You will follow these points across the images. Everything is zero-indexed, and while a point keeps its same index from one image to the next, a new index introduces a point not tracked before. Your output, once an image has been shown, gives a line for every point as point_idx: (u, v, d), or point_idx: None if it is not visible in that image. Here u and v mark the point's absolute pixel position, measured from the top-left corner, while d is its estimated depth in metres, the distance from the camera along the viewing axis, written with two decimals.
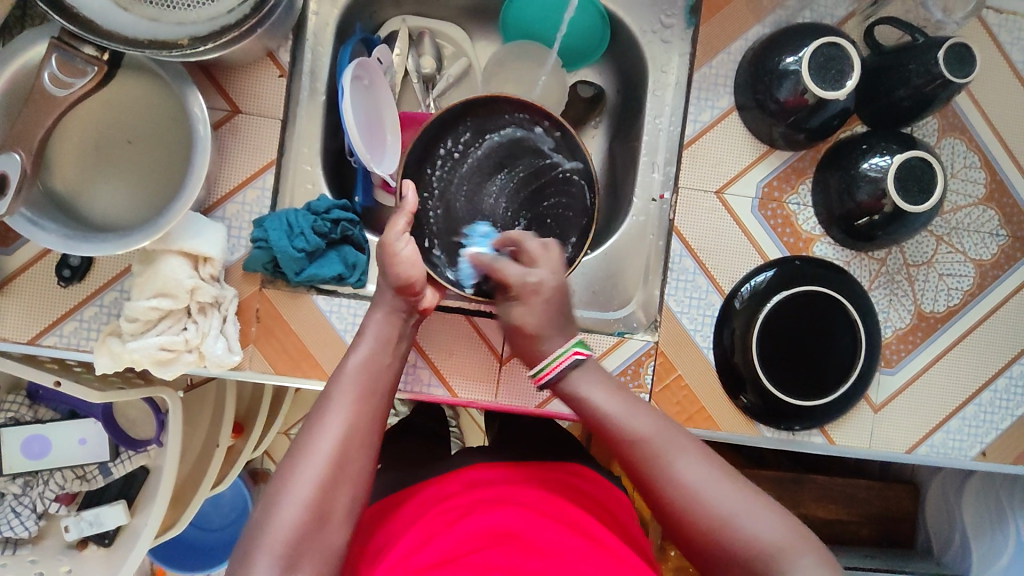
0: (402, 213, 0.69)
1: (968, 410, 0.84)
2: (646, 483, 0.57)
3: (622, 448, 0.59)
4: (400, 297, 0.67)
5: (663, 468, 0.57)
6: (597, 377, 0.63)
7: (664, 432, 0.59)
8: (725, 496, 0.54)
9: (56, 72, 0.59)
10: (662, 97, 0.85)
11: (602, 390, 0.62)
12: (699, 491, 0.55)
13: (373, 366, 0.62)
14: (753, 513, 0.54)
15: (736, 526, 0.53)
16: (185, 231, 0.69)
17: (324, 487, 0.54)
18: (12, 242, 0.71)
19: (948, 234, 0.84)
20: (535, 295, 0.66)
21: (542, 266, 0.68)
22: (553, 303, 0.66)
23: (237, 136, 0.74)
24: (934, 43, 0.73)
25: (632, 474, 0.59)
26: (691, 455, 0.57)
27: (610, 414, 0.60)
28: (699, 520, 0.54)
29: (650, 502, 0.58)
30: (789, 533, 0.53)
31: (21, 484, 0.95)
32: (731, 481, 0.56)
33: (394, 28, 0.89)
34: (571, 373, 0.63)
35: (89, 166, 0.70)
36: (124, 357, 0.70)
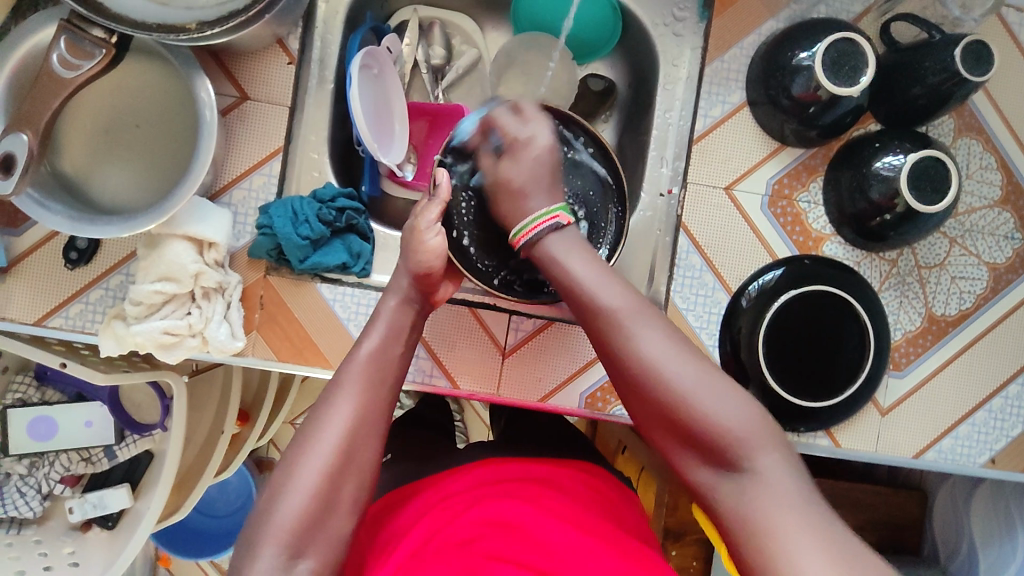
0: (436, 202, 0.68)
1: (978, 416, 0.83)
2: (611, 349, 0.57)
3: (593, 312, 0.58)
4: (416, 285, 0.67)
5: (631, 339, 0.56)
6: (575, 245, 0.62)
7: (637, 307, 0.57)
8: (691, 378, 0.54)
9: (64, 54, 0.59)
10: (672, 91, 0.84)
11: (580, 258, 0.61)
12: (664, 364, 0.55)
13: (385, 358, 0.61)
14: (717, 397, 0.53)
15: (698, 405, 0.53)
16: (190, 215, 0.69)
17: (330, 477, 0.54)
18: (21, 223, 0.72)
19: (961, 236, 0.83)
20: (526, 149, 0.66)
21: (530, 150, 0.66)
22: (543, 163, 0.66)
23: (245, 122, 0.74)
24: (952, 40, 0.71)
25: (598, 339, 0.59)
26: (663, 333, 0.56)
27: (584, 281, 0.59)
28: (660, 390, 0.54)
29: (615, 373, 0.58)
30: (752, 422, 0.53)
31: (26, 465, 0.96)
32: (701, 365, 0.55)
33: (405, 18, 0.88)
34: (549, 236, 0.62)
35: (97, 150, 0.71)
36: (127, 341, 0.70)
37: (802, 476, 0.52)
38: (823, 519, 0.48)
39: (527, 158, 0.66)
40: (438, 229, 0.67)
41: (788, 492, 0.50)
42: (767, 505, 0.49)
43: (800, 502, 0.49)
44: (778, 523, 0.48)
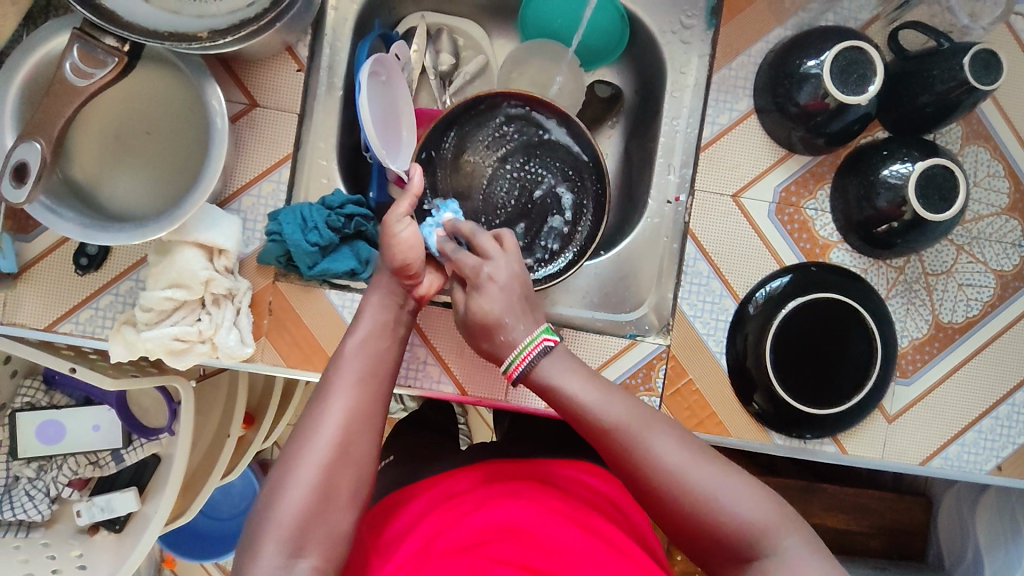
0: (407, 196, 0.68)
1: (985, 424, 0.83)
2: (623, 465, 0.56)
3: (599, 434, 0.56)
4: (397, 280, 0.66)
5: (642, 452, 0.54)
6: (568, 363, 0.59)
7: (642, 417, 0.56)
8: (708, 478, 0.53)
9: (77, 62, 0.60)
10: (680, 99, 0.84)
11: (575, 379, 0.58)
12: (679, 473, 0.53)
13: (375, 352, 0.62)
14: (736, 493, 0.52)
15: (719, 507, 0.52)
16: (200, 223, 0.69)
17: (326, 470, 0.53)
18: (31, 229, 0.72)
19: (968, 244, 0.83)
20: (488, 284, 0.61)
21: (494, 280, 0.61)
22: (513, 290, 0.61)
23: (254, 129, 0.75)
24: (960, 48, 0.71)
25: (609, 457, 0.57)
26: (671, 438, 0.55)
27: (584, 401, 0.57)
28: (679, 502, 0.53)
29: (631, 487, 0.56)
30: (772, 512, 0.52)
31: (35, 469, 0.97)
32: (713, 464, 0.54)
33: (412, 24, 0.89)
34: (541, 361, 0.59)
35: (108, 157, 0.71)
36: (138, 346, 0.70)
37: (829, 555, 0.51)
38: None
39: (493, 290, 0.61)
40: (409, 220, 0.66)
41: None
42: None
43: None
44: None
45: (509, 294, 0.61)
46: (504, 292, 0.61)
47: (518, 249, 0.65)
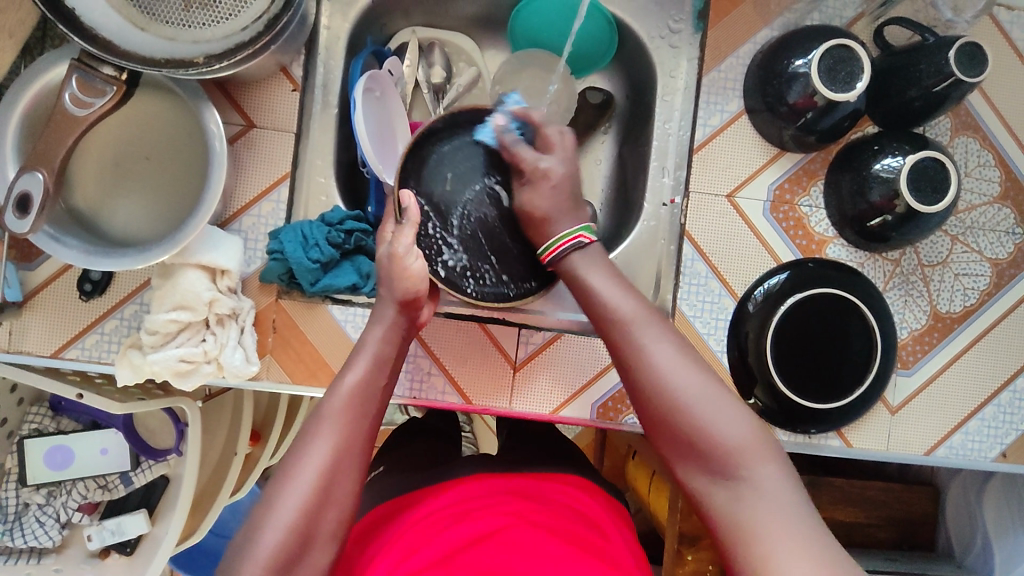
0: (409, 225, 0.67)
1: (987, 411, 0.83)
2: (623, 361, 0.59)
3: (609, 324, 0.61)
4: (402, 312, 0.65)
5: (643, 349, 0.58)
6: (598, 262, 0.65)
7: (654, 321, 0.60)
8: (697, 388, 0.56)
9: (75, 92, 0.61)
10: (671, 102, 0.85)
11: (600, 274, 0.64)
12: (672, 375, 0.57)
13: (368, 390, 0.59)
14: (720, 408, 0.55)
15: (702, 416, 0.55)
16: (202, 244, 0.70)
17: (308, 512, 0.52)
18: (34, 257, 0.73)
19: (962, 234, 0.83)
20: (546, 179, 0.69)
21: (550, 180, 0.69)
22: (571, 178, 0.70)
23: (252, 150, 0.75)
24: (944, 42, 0.73)
25: (614, 353, 0.61)
26: (672, 346, 0.58)
27: (605, 295, 0.62)
28: (670, 403, 0.56)
29: (626, 386, 0.60)
30: (750, 433, 0.54)
31: (44, 495, 0.97)
32: (708, 375, 0.57)
33: (404, 40, 0.89)
34: (573, 254, 0.66)
35: (109, 183, 0.72)
36: (144, 369, 0.71)
37: (796, 482, 0.54)
38: (815, 527, 0.49)
39: (548, 182, 0.69)
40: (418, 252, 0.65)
41: (783, 504, 0.51)
42: (762, 516, 0.50)
43: (794, 515, 0.50)
44: (770, 534, 0.49)
45: (557, 191, 0.69)
46: (554, 189, 0.69)
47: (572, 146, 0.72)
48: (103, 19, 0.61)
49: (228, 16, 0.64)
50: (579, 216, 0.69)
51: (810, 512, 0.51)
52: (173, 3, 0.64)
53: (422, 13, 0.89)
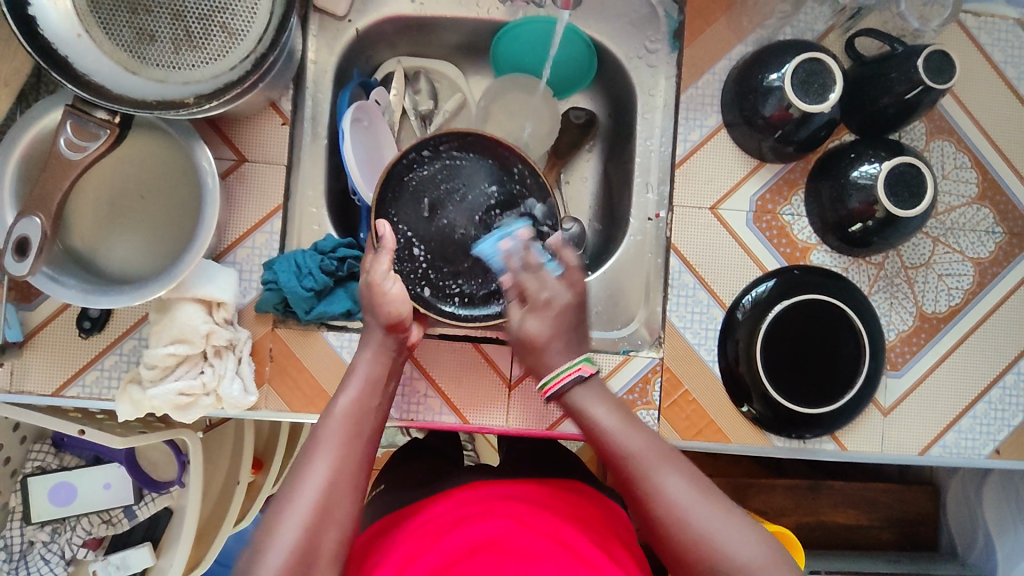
0: (385, 252, 0.68)
1: (979, 409, 0.84)
2: (638, 501, 0.56)
3: (616, 461, 0.58)
4: (389, 334, 0.66)
5: (658, 486, 0.55)
6: (599, 395, 0.61)
7: (660, 455, 0.57)
8: (716, 522, 0.54)
9: (70, 137, 0.63)
10: (651, 120, 0.88)
11: (604, 410, 0.60)
12: (691, 512, 0.54)
13: (361, 411, 0.61)
14: (740, 535, 0.54)
15: (725, 549, 0.53)
16: (198, 278, 0.72)
17: (309, 533, 0.53)
18: (34, 297, 0.74)
19: (943, 235, 0.85)
20: (547, 308, 0.62)
21: (552, 308, 0.62)
22: (568, 312, 0.63)
23: (244, 184, 0.77)
24: (913, 51, 0.75)
25: (623, 489, 0.58)
26: (685, 476, 0.56)
27: (610, 431, 0.59)
28: (686, 539, 0.54)
29: (641, 521, 0.57)
30: (771, 555, 0.53)
31: (49, 532, 0.97)
32: (721, 504, 0.55)
33: (390, 70, 0.91)
34: (574, 388, 0.61)
35: (105, 223, 0.74)
36: (144, 404, 0.72)
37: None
38: None
39: (542, 311, 0.62)
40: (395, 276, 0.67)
41: None
42: None
43: None
44: None
45: (561, 323, 0.62)
46: (557, 320, 0.62)
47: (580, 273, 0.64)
48: (95, 63, 0.62)
49: (218, 57, 0.65)
50: (581, 346, 0.64)
51: None
52: (162, 44, 0.64)
53: (406, 43, 0.91)
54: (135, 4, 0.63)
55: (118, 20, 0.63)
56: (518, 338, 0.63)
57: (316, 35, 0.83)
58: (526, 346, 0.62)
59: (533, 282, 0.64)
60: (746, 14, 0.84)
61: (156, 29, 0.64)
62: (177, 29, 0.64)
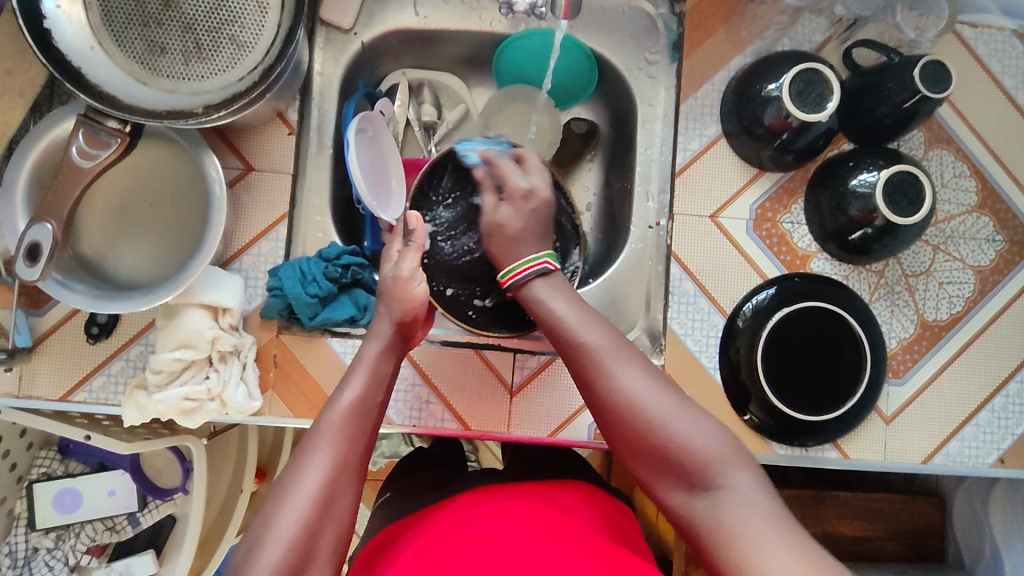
0: (414, 247, 0.70)
1: (982, 417, 0.84)
2: (592, 387, 0.59)
3: (573, 350, 0.61)
4: (399, 328, 0.68)
5: (610, 369, 0.58)
6: (560, 287, 0.65)
7: (616, 345, 0.60)
8: (668, 409, 0.56)
9: (82, 145, 0.65)
10: (651, 129, 0.89)
11: (561, 300, 0.63)
12: (644, 398, 0.56)
13: (364, 406, 0.61)
14: (692, 425, 0.55)
15: (676, 432, 0.55)
16: (204, 284, 0.73)
17: (308, 528, 0.53)
18: (44, 303, 0.75)
19: (943, 243, 0.85)
20: (525, 200, 0.68)
21: (530, 201, 0.68)
22: (539, 211, 0.69)
23: (251, 192, 0.79)
24: (909, 62, 0.76)
25: (580, 376, 0.61)
26: (640, 367, 0.59)
27: (566, 320, 0.62)
28: (639, 422, 0.56)
29: (596, 409, 0.60)
30: (723, 444, 0.55)
31: (53, 538, 0.98)
32: (678, 397, 0.57)
33: (395, 82, 0.93)
34: (537, 280, 0.65)
35: (115, 231, 0.75)
36: (151, 409, 0.73)
37: (774, 494, 0.53)
38: (793, 530, 0.49)
39: (518, 202, 0.68)
40: (421, 276, 0.69)
41: (762, 509, 0.51)
42: (742, 524, 0.50)
43: (777, 519, 0.50)
44: (755, 544, 0.48)
45: (534, 214, 0.68)
46: (532, 211, 0.68)
47: (541, 168, 0.72)
48: (107, 75, 0.64)
49: (227, 68, 0.67)
50: (546, 242, 0.68)
51: (790, 515, 0.51)
52: (173, 56, 0.66)
53: (411, 55, 0.92)
54: (147, 18, 0.65)
55: (130, 34, 0.64)
56: (491, 223, 0.68)
57: (322, 47, 0.85)
58: (498, 232, 0.68)
59: (514, 171, 0.71)
60: (745, 26, 0.85)
61: (166, 41, 0.65)
62: (187, 41, 0.66)
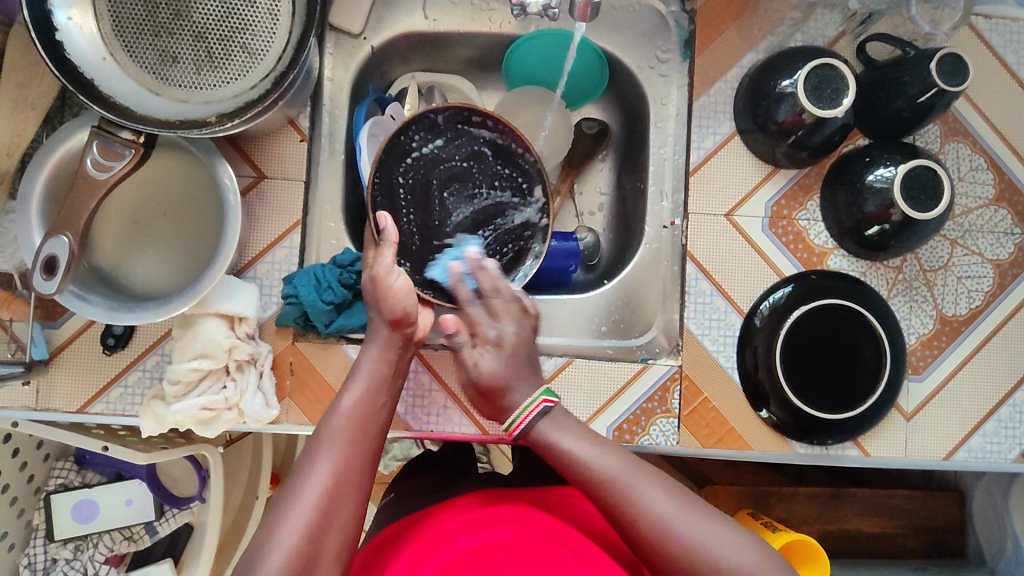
0: (388, 245, 0.68)
1: (1003, 412, 0.83)
2: (623, 522, 0.57)
3: (596, 488, 0.58)
4: (396, 331, 0.66)
5: (638, 501, 0.56)
6: (566, 424, 0.62)
7: (636, 467, 0.59)
8: (700, 530, 0.55)
9: (97, 157, 0.65)
10: (664, 128, 0.88)
11: (572, 437, 0.60)
12: (679, 523, 0.55)
13: (365, 412, 0.61)
14: (725, 540, 0.55)
15: (712, 553, 0.54)
16: (220, 293, 0.73)
17: (309, 538, 0.52)
18: (59, 315, 0.75)
19: (961, 237, 0.85)
20: (499, 348, 0.63)
21: (500, 348, 0.63)
22: (516, 351, 0.64)
23: (263, 200, 0.78)
24: (925, 55, 0.75)
25: (606, 513, 0.58)
26: (663, 488, 0.57)
27: (584, 458, 0.59)
28: (677, 552, 0.55)
29: (629, 543, 0.57)
30: (757, 557, 0.55)
31: (72, 549, 0.98)
32: (705, 511, 0.57)
33: (404, 85, 0.92)
34: (540, 422, 0.61)
35: (129, 242, 0.75)
36: (168, 419, 0.73)
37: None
38: None
39: (495, 347, 0.63)
40: (398, 271, 0.67)
41: None
42: None
43: None
44: None
45: (513, 360, 0.63)
46: (509, 359, 0.63)
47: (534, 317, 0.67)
48: (120, 86, 0.64)
49: (239, 77, 0.66)
50: (537, 375, 0.64)
51: None
52: (185, 65, 0.65)
53: (420, 59, 0.92)
54: (159, 28, 0.64)
55: (142, 44, 0.64)
56: (471, 379, 0.63)
57: (332, 53, 0.84)
58: (478, 386, 0.62)
59: (482, 316, 0.65)
60: (757, 22, 0.84)
61: (178, 50, 0.65)
62: (199, 50, 0.65)
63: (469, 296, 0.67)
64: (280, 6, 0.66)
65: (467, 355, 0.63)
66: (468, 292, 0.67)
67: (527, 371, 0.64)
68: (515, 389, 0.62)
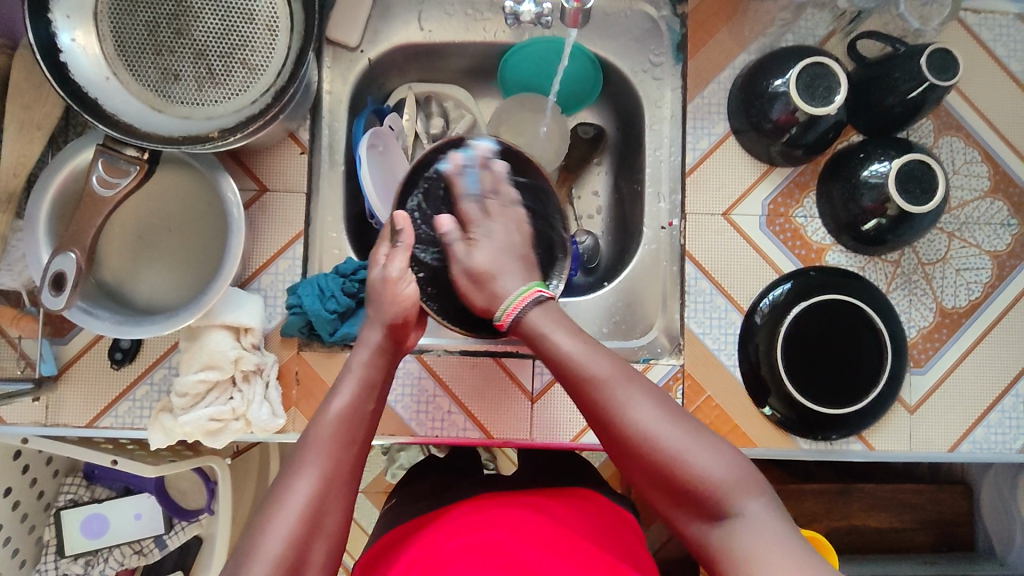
0: (402, 249, 0.69)
1: (1006, 403, 0.84)
2: (602, 419, 0.58)
3: (580, 384, 0.59)
4: (391, 335, 0.67)
5: (624, 406, 0.57)
6: (558, 319, 0.63)
7: (624, 373, 0.59)
8: (680, 440, 0.56)
9: (102, 174, 0.65)
10: (659, 131, 0.89)
11: (564, 333, 0.62)
12: (656, 430, 0.56)
13: (356, 415, 0.61)
14: (703, 452, 0.56)
15: (689, 464, 0.55)
16: (226, 305, 0.74)
17: (296, 542, 0.53)
18: (67, 331, 0.76)
19: (958, 230, 0.85)
20: (487, 239, 0.70)
21: (501, 233, 0.71)
22: (511, 237, 0.71)
23: (266, 212, 0.80)
24: (915, 51, 0.76)
25: (587, 409, 0.60)
26: (652, 401, 0.58)
27: (571, 354, 0.60)
28: (653, 454, 0.56)
29: (606, 439, 0.59)
30: (734, 472, 0.55)
31: (82, 564, 0.98)
32: (687, 424, 0.58)
33: (401, 96, 0.93)
34: (533, 311, 0.64)
35: (135, 258, 0.76)
36: (176, 431, 0.74)
37: (786, 516, 0.55)
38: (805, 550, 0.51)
39: (488, 242, 0.70)
40: (411, 277, 0.68)
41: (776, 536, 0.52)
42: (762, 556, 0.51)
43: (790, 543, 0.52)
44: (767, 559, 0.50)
45: (506, 248, 0.70)
46: (502, 245, 0.70)
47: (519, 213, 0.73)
48: (123, 104, 0.65)
49: (239, 92, 0.68)
50: (532, 274, 0.70)
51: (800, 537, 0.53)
52: (186, 82, 0.67)
53: (416, 69, 0.93)
54: (160, 46, 0.66)
55: (144, 62, 0.66)
56: (468, 270, 0.68)
57: (330, 66, 0.86)
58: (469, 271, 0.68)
59: (483, 226, 0.71)
60: (748, 24, 0.85)
61: (180, 68, 0.67)
62: (200, 67, 0.67)
63: (488, 194, 0.72)
64: (277, 21, 0.67)
65: (462, 244, 0.70)
66: (484, 188, 0.72)
67: (523, 260, 0.70)
68: (508, 277, 0.68)
